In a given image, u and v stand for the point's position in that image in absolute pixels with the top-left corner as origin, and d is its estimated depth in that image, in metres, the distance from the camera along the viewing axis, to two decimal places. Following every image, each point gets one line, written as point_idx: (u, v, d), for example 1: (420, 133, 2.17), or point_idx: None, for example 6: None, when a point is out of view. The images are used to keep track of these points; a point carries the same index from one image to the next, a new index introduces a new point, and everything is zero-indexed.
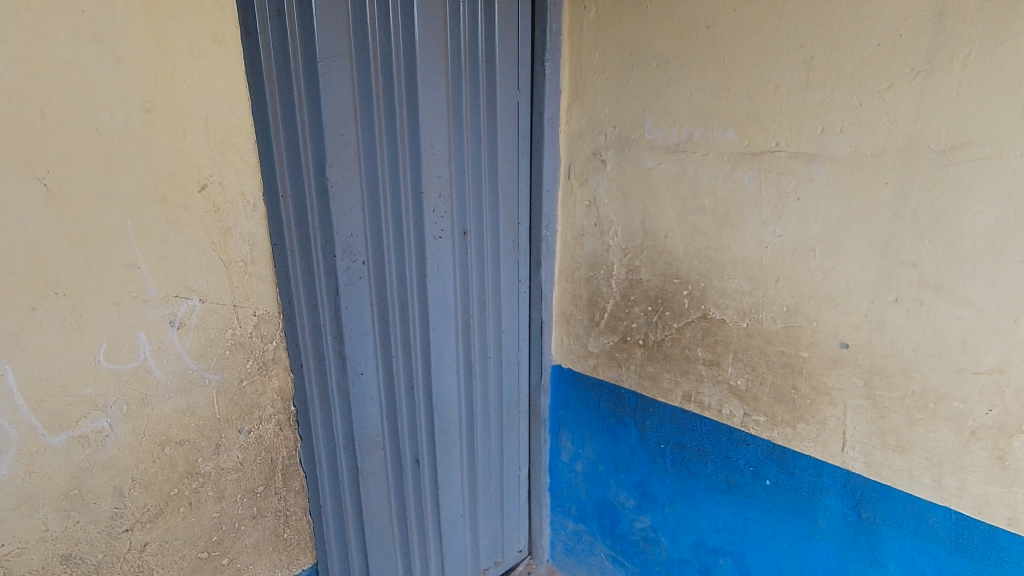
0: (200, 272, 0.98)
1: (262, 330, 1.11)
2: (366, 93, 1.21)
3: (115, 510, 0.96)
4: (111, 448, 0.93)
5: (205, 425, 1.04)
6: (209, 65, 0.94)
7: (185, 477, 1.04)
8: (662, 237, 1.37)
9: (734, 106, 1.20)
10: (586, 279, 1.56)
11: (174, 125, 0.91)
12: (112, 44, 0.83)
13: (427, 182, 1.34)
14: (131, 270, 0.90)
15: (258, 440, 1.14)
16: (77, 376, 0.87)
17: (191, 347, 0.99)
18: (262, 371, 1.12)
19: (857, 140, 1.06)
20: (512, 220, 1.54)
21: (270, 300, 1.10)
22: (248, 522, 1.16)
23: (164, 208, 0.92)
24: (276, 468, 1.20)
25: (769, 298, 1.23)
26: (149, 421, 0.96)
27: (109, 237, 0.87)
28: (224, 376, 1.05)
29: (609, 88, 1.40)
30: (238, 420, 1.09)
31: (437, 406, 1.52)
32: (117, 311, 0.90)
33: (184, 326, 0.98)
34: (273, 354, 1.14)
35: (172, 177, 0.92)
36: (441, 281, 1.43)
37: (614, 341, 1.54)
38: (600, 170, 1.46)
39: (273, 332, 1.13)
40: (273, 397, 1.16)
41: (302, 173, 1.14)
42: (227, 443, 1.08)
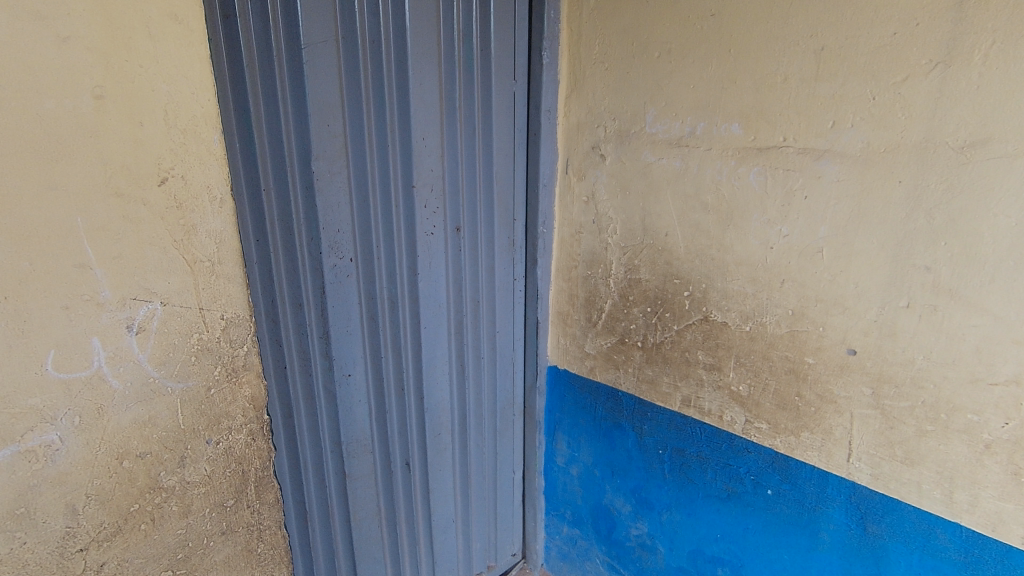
0: (162, 273, 0.85)
1: (232, 334, 0.96)
2: (354, 81, 1.15)
3: (66, 530, 0.83)
4: (62, 464, 0.80)
5: (168, 436, 0.90)
6: (168, 49, 0.82)
7: (146, 492, 0.90)
8: (662, 235, 1.31)
9: (740, 98, 1.14)
10: (584, 277, 1.51)
11: (130, 111, 0.79)
12: (57, 22, 0.71)
13: (418, 176, 1.28)
14: (83, 272, 0.77)
15: (227, 452, 0.99)
16: (21, 387, 0.75)
17: (153, 353, 0.86)
18: (231, 378, 0.97)
19: (869, 136, 1.00)
20: (508, 216, 1.49)
21: (240, 302, 0.96)
22: (218, 538, 1.01)
23: (121, 203, 0.80)
24: (247, 480, 1.04)
25: (774, 301, 1.17)
26: (105, 433, 0.83)
27: (57, 233, 0.75)
28: (190, 384, 0.91)
29: (608, 79, 1.34)
30: (205, 431, 0.95)
31: (429, 408, 1.47)
32: (67, 316, 0.77)
33: (145, 330, 0.84)
34: (244, 359, 0.98)
35: (130, 170, 0.80)
36: (433, 279, 1.38)
37: (612, 343, 1.49)
38: (599, 165, 1.40)
39: (246, 335, 0.98)
40: (244, 405, 1.00)
41: (286, 165, 1.09)
42: (193, 455, 0.94)
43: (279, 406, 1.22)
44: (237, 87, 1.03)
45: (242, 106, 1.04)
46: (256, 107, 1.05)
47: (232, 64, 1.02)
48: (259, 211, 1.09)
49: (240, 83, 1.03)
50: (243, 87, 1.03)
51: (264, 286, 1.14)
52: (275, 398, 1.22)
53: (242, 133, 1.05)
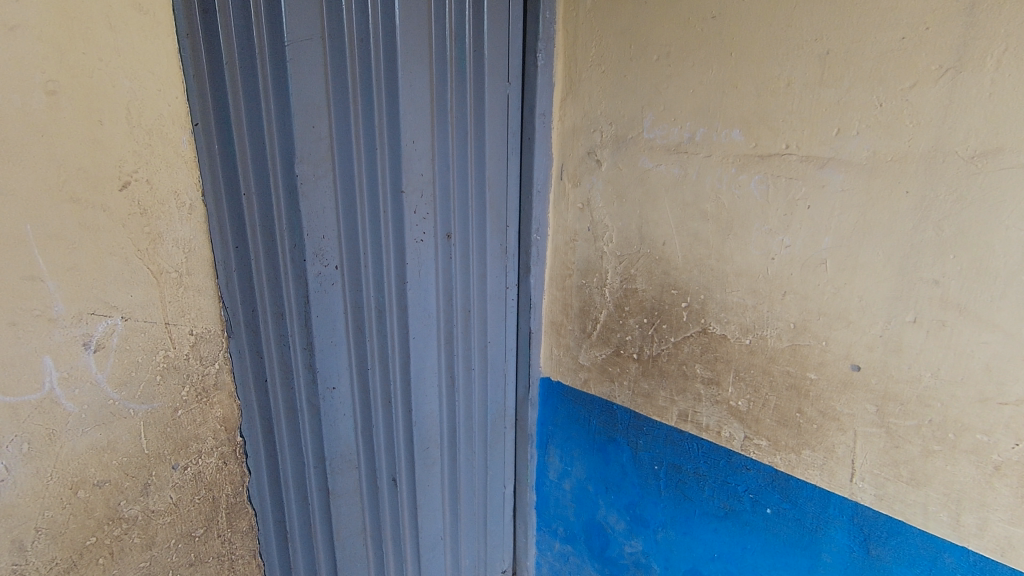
0: (123, 285, 0.82)
1: (201, 351, 0.94)
2: (341, 81, 1.10)
3: (13, 567, 0.79)
4: (7, 494, 0.76)
5: (130, 463, 0.88)
6: (130, 40, 0.78)
7: (104, 524, 0.87)
8: (660, 244, 1.27)
9: (741, 104, 1.10)
10: (578, 287, 1.46)
11: (87, 109, 0.75)
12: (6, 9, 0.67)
13: (408, 181, 1.23)
14: (33, 283, 0.73)
15: (196, 477, 0.97)
16: None
17: (112, 373, 0.83)
18: (201, 399, 0.95)
19: (876, 144, 0.97)
20: (501, 223, 1.44)
21: (211, 317, 0.94)
22: (185, 570, 0.99)
23: (76, 209, 0.76)
24: (218, 507, 1.03)
25: (775, 314, 1.13)
26: (57, 460, 0.80)
27: (4, 243, 0.70)
28: (154, 406, 0.88)
29: (605, 82, 1.29)
30: (171, 455, 0.92)
31: (417, 421, 1.42)
32: (15, 333, 0.73)
33: (103, 349, 0.81)
34: (215, 379, 0.97)
35: (86, 173, 0.76)
36: (422, 288, 1.33)
37: (606, 355, 1.44)
38: (595, 171, 1.35)
39: (216, 353, 0.96)
40: (214, 426, 0.99)
41: (267, 168, 1.04)
42: (158, 482, 0.92)
43: (259, 420, 1.17)
44: (215, 86, 0.97)
45: (221, 107, 0.98)
46: (236, 108, 0.99)
47: (211, 62, 0.96)
48: (239, 217, 1.04)
49: (219, 81, 0.97)
50: (221, 86, 0.97)
51: (244, 294, 1.08)
52: (254, 412, 1.16)
53: (221, 135, 1.00)
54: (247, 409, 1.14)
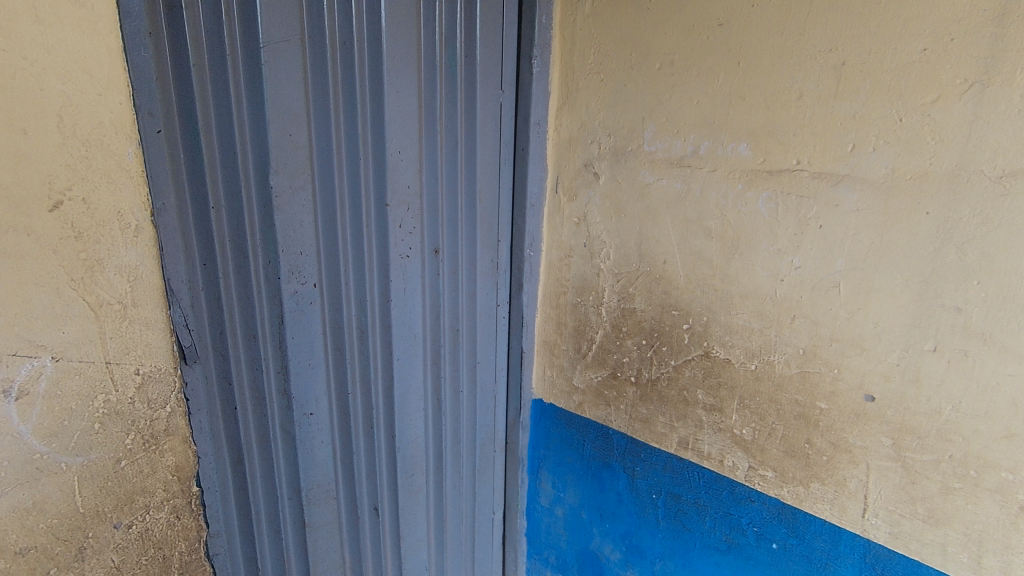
0: (52, 322, 0.75)
1: (148, 394, 0.90)
2: (322, 86, 1.02)
3: None
4: None
5: (64, 525, 0.81)
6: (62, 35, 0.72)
7: None
8: (660, 263, 1.20)
9: (749, 116, 1.04)
10: (573, 305, 1.39)
11: (10, 114, 0.68)
12: None
13: (393, 193, 1.15)
14: None
15: (143, 533, 0.92)
16: None
17: (39, 425, 0.76)
18: (147, 447, 0.91)
19: (894, 161, 0.91)
20: (492, 237, 1.37)
21: (158, 356, 0.90)
22: None
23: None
24: (168, 563, 0.99)
25: (783, 339, 1.07)
26: None
27: None
28: (92, 458, 0.83)
29: (604, 92, 1.23)
30: (114, 513, 0.87)
31: (401, 447, 1.33)
32: None
33: (27, 396, 0.74)
34: (163, 424, 0.93)
35: (8, 191, 0.69)
36: (407, 306, 1.25)
37: (602, 377, 1.37)
38: (592, 184, 1.28)
39: (164, 395, 0.93)
40: (162, 475, 0.95)
41: (239, 178, 0.95)
42: (97, 543, 0.86)
43: (228, 451, 1.08)
44: (181, 89, 0.88)
45: (188, 111, 0.89)
46: (206, 113, 0.90)
47: (176, 62, 0.87)
48: (206, 231, 0.95)
49: (185, 83, 0.88)
50: (188, 88, 0.88)
51: (212, 316, 0.99)
52: (223, 442, 1.06)
53: (187, 142, 0.90)
54: (214, 439, 1.05)
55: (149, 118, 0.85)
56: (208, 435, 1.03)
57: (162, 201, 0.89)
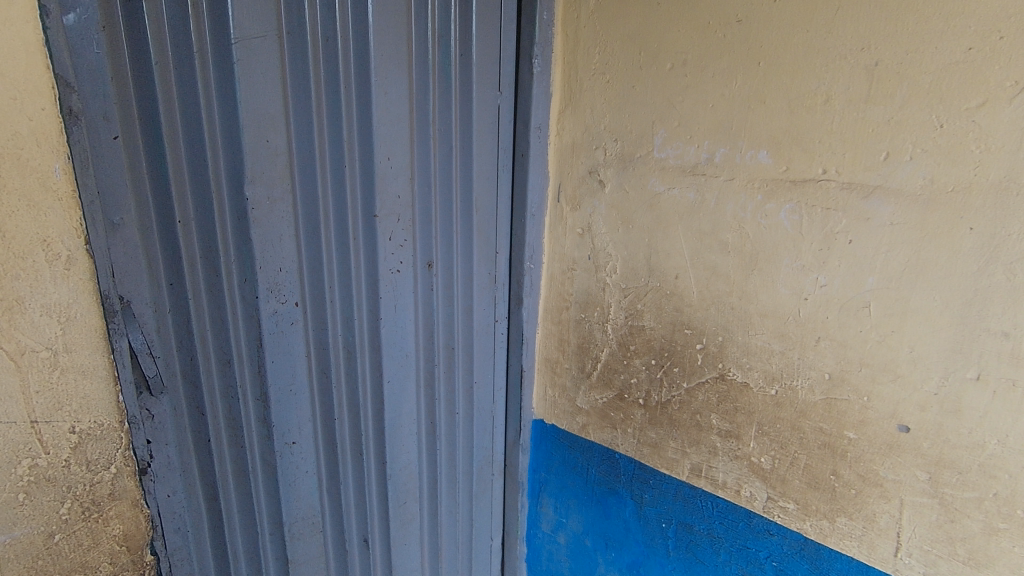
0: None
1: (89, 454, 0.72)
2: (303, 89, 0.93)
3: None
4: None
5: None
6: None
7: None
8: (672, 278, 1.12)
9: (770, 121, 0.95)
10: (576, 321, 1.30)
11: None
12: None
13: (382, 204, 1.07)
14: None
15: None
16: None
17: None
18: (88, 518, 0.73)
19: (934, 171, 0.82)
20: (489, 249, 1.28)
21: (102, 406, 0.72)
22: None
23: None
24: None
25: (807, 362, 0.98)
26: None
27: None
28: (14, 536, 0.67)
29: (610, 94, 1.14)
30: None
31: (392, 474, 1.24)
32: None
33: None
34: (112, 486, 0.76)
35: None
36: (398, 325, 1.16)
37: (608, 398, 1.28)
38: (597, 192, 1.20)
39: (111, 453, 0.74)
40: (111, 546, 0.77)
41: (210, 189, 0.86)
42: None
43: (201, 488, 0.98)
44: (142, 90, 0.78)
45: (150, 115, 0.80)
46: (171, 117, 0.81)
47: (136, 60, 0.77)
48: (173, 248, 0.85)
49: (146, 83, 0.78)
50: (150, 89, 0.79)
51: (180, 342, 0.89)
52: (195, 478, 0.96)
53: (150, 150, 0.81)
54: (185, 475, 0.95)
55: (104, 123, 0.75)
56: (178, 472, 0.93)
57: (121, 215, 0.79)
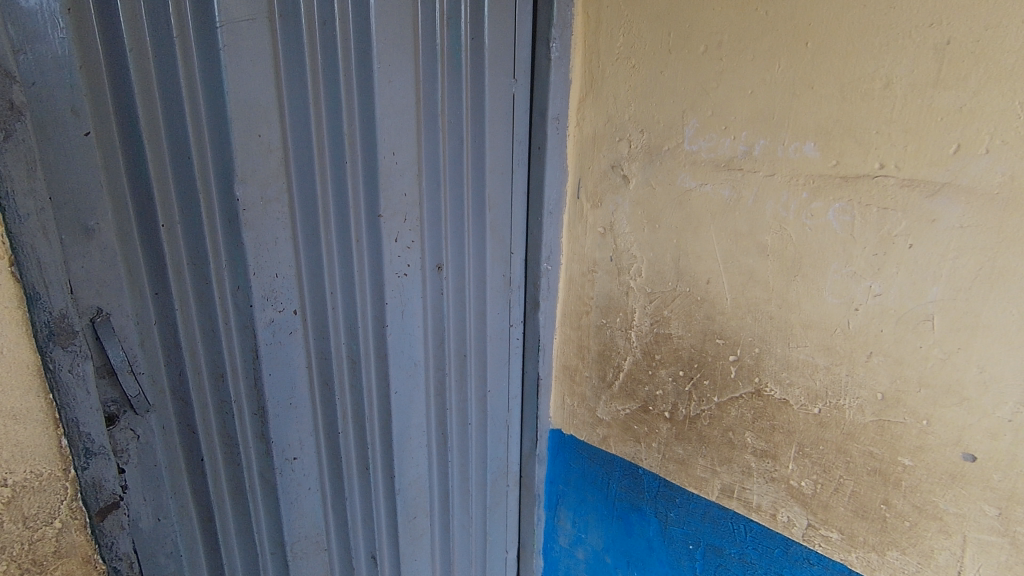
0: None
1: (25, 508, 0.60)
2: (297, 78, 0.85)
3: None
4: None
5: None
6: None
7: None
8: (703, 283, 1.02)
9: (818, 109, 0.84)
10: (597, 327, 1.21)
11: None
12: None
13: (386, 203, 0.99)
14: None
15: None
16: None
17: None
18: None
19: (1015, 165, 0.71)
20: (503, 250, 1.19)
21: (37, 450, 0.60)
22: None
23: None
24: None
25: (856, 380, 0.88)
26: None
27: None
28: None
29: (635, 80, 1.03)
30: None
31: (401, 488, 1.18)
32: None
33: None
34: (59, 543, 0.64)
35: None
36: (406, 332, 1.09)
37: (631, 410, 1.20)
38: (621, 188, 1.10)
39: (54, 505, 0.62)
40: None
41: (196, 190, 0.79)
42: None
43: (196, 510, 0.91)
44: (116, 79, 0.70)
45: (126, 107, 0.71)
46: (150, 110, 0.73)
47: (108, 46, 0.69)
48: (157, 254, 0.78)
49: (120, 71, 0.70)
50: (125, 78, 0.71)
51: (168, 356, 0.82)
52: (188, 500, 0.90)
53: (127, 147, 0.73)
54: (178, 497, 0.88)
55: (72, 117, 0.67)
56: (169, 494, 0.86)
57: (97, 220, 0.71)
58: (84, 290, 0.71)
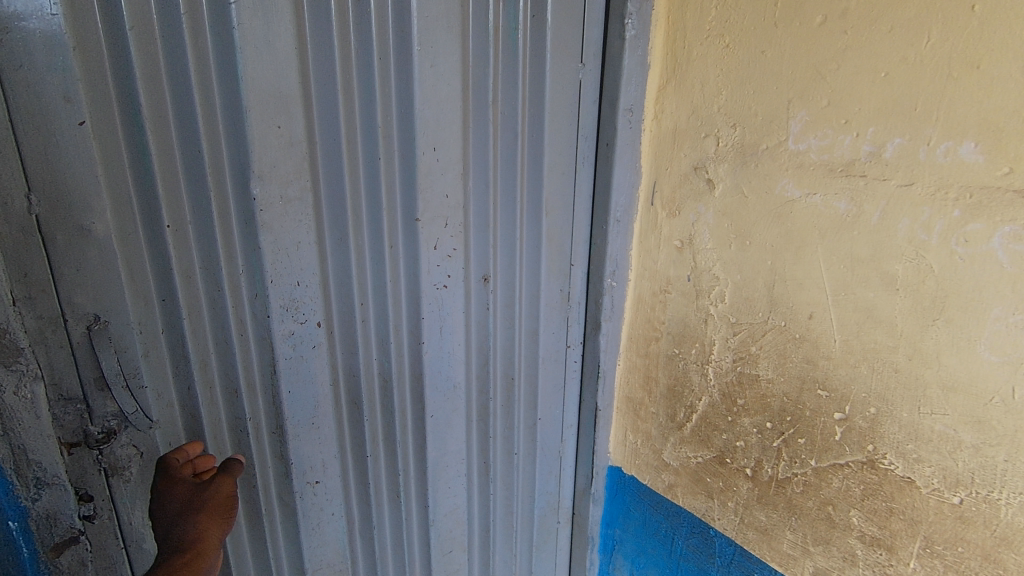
0: None
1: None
2: (326, 61, 0.75)
3: None
4: None
5: None
6: None
7: None
8: (804, 319, 0.82)
9: (987, 96, 0.61)
10: (668, 357, 1.03)
11: None
12: None
13: (425, 205, 0.86)
14: None
15: None
16: None
17: None
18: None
19: None
20: (563, 263, 1.04)
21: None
22: None
23: None
24: None
25: (1020, 470, 0.65)
26: None
27: None
28: None
29: (730, 62, 0.84)
30: None
31: (436, 520, 1.07)
32: None
33: None
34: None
35: None
36: (444, 350, 0.97)
37: (705, 459, 1.01)
38: (704, 196, 0.91)
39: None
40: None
41: (208, 188, 0.72)
42: None
43: None
44: (119, 64, 0.64)
45: (128, 95, 0.65)
46: (157, 98, 0.67)
47: (109, 26, 0.63)
48: (163, 258, 0.71)
49: (122, 55, 0.64)
50: (128, 63, 0.64)
51: (177, 366, 0.76)
52: None
53: (131, 139, 0.67)
54: None
55: (65, 105, 0.61)
56: None
57: (94, 219, 0.65)
58: (80, 294, 0.66)
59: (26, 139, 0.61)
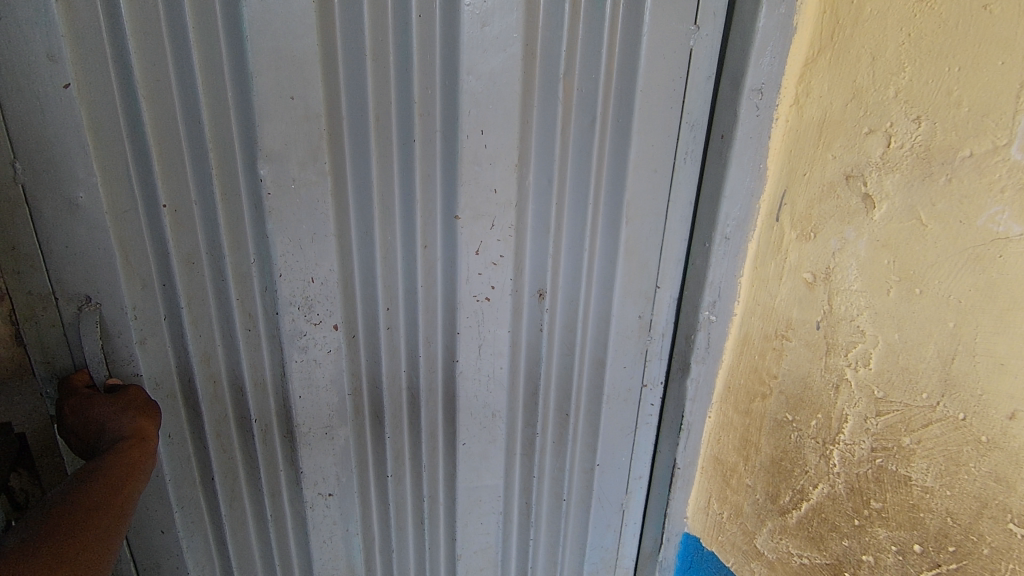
0: None
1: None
2: (354, 19, 0.61)
3: None
4: None
5: None
6: None
7: None
8: (999, 418, 0.54)
9: None
10: (776, 423, 0.77)
11: None
12: None
13: (467, 201, 0.71)
14: None
15: None
16: None
17: None
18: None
19: None
20: (646, 283, 0.82)
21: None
22: None
23: None
24: None
25: None
26: None
27: None
28: None
29: (923, 21, 0.55)
30: None
31: (464, 556, 0.94)
32: None
33: None
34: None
35: None
36: (484, 372, 0.82)
37: (814, 563, 0.76)
38: (857, 216, 0.63)
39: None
40: None
41: (211, 166, 0.62)
42: None
43: (210, 530, 0.79)
44: (111, 20, 0.55)
45: (121, 54, 0.57)
46: (154, 60, 0.58)
47: None
48: (161, 241, 0.64)
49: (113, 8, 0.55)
50: (121, 18, 0.55)
51: (179, 359, 0.69)
52: (202, 517, 0.78)
53: (129, 105, 0.59)
54: (186, 513, 0.77)
55: (48, 65, 0.55)
56: (175, 508, 0.75)
57: (83, 192, 0.59)
58: (69, 271, 0.62)
59: (7, 99, 0.55)
